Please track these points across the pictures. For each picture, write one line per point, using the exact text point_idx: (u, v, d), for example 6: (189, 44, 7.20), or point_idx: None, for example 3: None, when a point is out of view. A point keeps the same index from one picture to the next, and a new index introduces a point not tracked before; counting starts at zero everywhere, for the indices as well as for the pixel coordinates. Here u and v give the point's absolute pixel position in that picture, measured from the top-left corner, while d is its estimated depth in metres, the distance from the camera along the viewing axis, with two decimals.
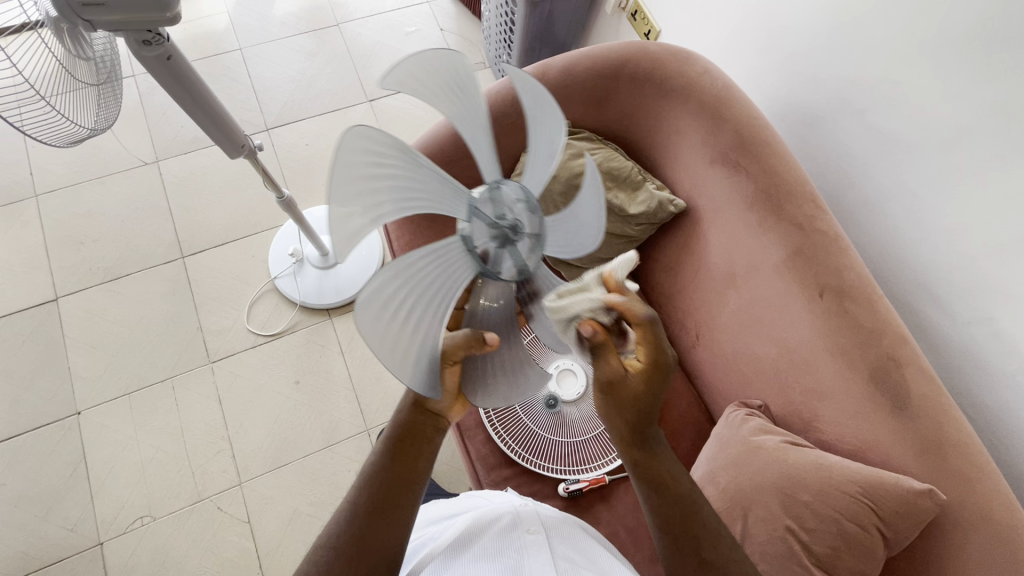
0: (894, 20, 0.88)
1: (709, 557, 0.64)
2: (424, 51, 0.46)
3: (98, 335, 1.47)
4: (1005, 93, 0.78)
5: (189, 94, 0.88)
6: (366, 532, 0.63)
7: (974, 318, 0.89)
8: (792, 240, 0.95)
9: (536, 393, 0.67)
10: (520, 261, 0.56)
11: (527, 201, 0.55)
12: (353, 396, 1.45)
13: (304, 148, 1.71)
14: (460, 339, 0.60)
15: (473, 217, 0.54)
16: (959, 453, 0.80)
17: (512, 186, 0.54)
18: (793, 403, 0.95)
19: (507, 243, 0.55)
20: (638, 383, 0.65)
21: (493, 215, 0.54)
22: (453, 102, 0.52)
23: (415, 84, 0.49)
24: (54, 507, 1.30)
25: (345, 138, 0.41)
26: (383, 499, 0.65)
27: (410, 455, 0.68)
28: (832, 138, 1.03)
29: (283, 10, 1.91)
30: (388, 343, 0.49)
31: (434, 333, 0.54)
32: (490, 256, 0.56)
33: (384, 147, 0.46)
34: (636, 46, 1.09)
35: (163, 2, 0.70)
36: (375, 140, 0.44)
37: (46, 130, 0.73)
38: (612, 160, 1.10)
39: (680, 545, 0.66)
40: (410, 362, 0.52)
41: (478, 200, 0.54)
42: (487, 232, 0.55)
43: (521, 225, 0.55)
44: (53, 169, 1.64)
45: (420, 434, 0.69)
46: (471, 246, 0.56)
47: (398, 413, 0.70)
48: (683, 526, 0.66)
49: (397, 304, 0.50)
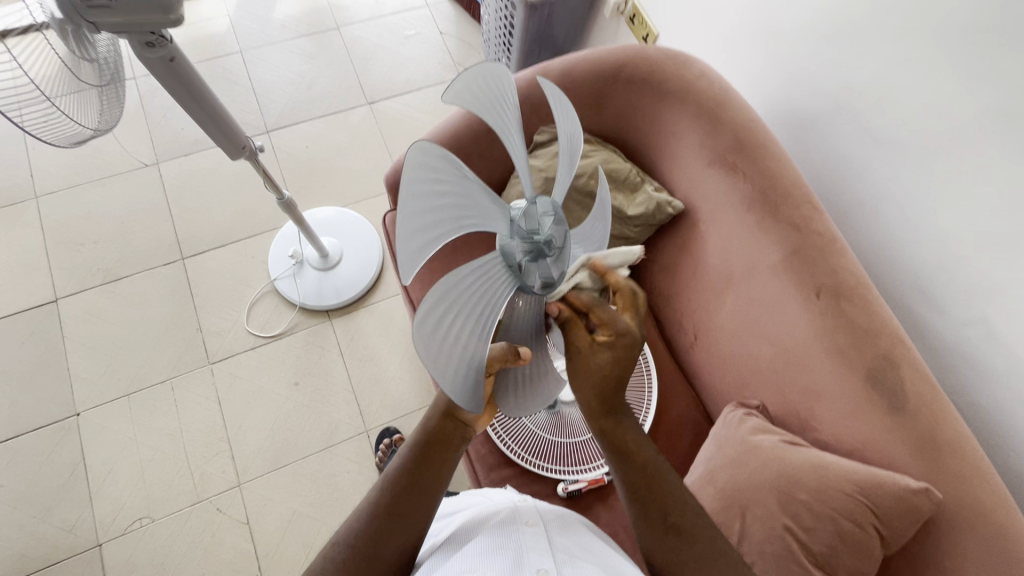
0: (889, 23, 0.89)
1: (676, 522, 0.68)
2: (480, 66, 0.50)
3: (97, 336, 1.47)
4: (998, 95, 0.79)
5: (192, 96, 0.88)
6: (387, 534, 0.64)
7: (970, 319, 0.90)
8: (788, 241, 0.96)
9: (550, 398, 0.72)
10: (550, 275, 0.59)
11: (554, 214, 0.58)
12: (352, 397, 1.45)
13: (304, 150, 1.72)
14: (497, 351, 0.60)
15: (511, 231, 0.56)
16: (952, 451, 0.81)
17: (544, 201, 0.57)
18: (790, 403, 0.95)
19: (541, 257, 0.57)
20: (601, 354, 0.64)
21: (527, 229, 0.56)
22: (501, 112, 0.55)
23: (468, 99, 0.52)
24: (52, 508, 1.30)
25: (410, 152, 0.44)
26: (405, 503, 0.66)
27: (434, 463, 0.69)
28: (828, 140, 1.04)
29: (283, 13, 1.92)
30: (434, 354, 0.48)
31: (479, 349, 0.52)
32: (524, 270, 0.57)
33: (442, 163, 0.47)
34: (634, 50, 1.11)
35: (166, 5, 0.71)
36: (433, 156, 0.46)
37: (50, 131, 0.73)
38: (610, 162, 1.11)
39: (648, 514, 0.68)
40: (455, 376, 0.50)
41: (514, 216, 0.56)
42: (523, 247, 0.56)
43: (552, 239, 0.58)
44: (53, 170, 1.64)
45: (448, 442, 0.70)
46: (511, 261, 0.56)
47: (427, 420, 0.71)
48: (649, 493, 0.69)
49: (444, 317, 0.49)
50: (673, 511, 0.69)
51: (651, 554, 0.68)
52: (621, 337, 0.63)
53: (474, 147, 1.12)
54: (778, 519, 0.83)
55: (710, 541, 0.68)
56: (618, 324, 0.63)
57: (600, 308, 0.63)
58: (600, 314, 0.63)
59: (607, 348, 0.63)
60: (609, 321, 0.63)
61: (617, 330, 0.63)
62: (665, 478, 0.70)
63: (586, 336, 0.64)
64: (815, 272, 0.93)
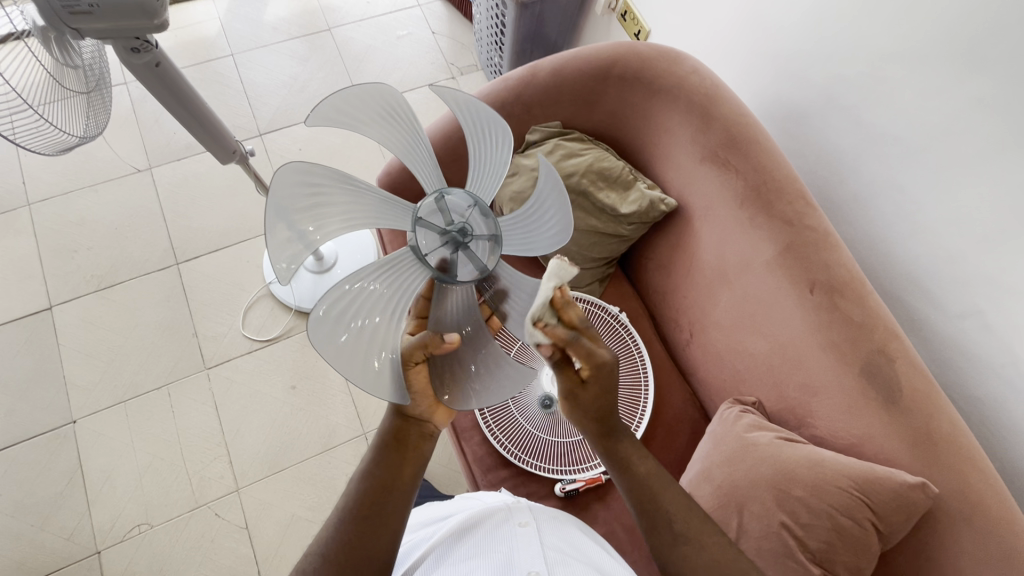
0: (878, 17, 0.89)
1: (682, 530, 0.69)
2: (357, 86, 0.52)
3: (93, 343, 1.47)
4: (988, 88, 0.79)
5: (179, 102, 0.88)
6: (362, 534, 0.64)
7: (964, 312, 0.89)
8: (781, 237, 0.96)
9: (519, 385, 0.65)
10: (479, 263, 0.61)
11: (476, 206, 0.62)
12: (350, 400, 1.45)
13: (298, 153, 1.71)
14: (416, 341, 0.61)
15: (419, 226, 0.60)
16: (950, 445, 0.81)
17: (456, 194, 0.61)
18: (787, 398, 0.95)
19: (459, 246, 0.60)
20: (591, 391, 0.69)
21: (443, 224, 0.61)
22: (394, 126, 0.60)
23: (350, 113, 0.55)
24: (51, 516, 1.30)
25: (281, 173, 0.48)
26: (371, 505, 0.65)
27: (395, 462, 0.68)
28: (819, 135, 1.04)
29: (274, 15, 1.91)
30: (347, 353, 0.54)
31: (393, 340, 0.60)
32: (445, 263, 0.61)
33: (321, 176, 0.53)
34: (624, 46, 1.10)
35: (151, 10, 0.71)
36: (311, 171, 0.52)
37: (36, 139, 0.73)
38: (601, 160, 1.10)
39: (654, 522, 0.70)
40: (376, 370, 0.56)
41: (422, 212, 0.60)
42: (438, 240, 0.60)
43: (469, 228, 0.61)
44: (45, 177, 1.63)
45: (406, 441, 0.69)
46: (421, 255, 0.60)
47: (383, 420, 0.70)
48: (651, 504, 0.71)
49: (351, 320, 0.56)
50: (678, 520, 0.70)
51: (655, 547, 0.69)
52: (603, 368, 0.68)
53: (464, 148, 1.12)
54: (776, 516, 0.82)
55: (704, 544, 0.68)
56: (598, 354, 0.67)
57: (578, 346, 0.66)
58: (578, 349, 0.66)
59: (593, 382, 0.69)
60: (587, 355, 0.67)
61: (596, 365, 0.68)
62: (662, 486, 0.72)
63: (573, 375, 0.70)
64: (809, 267, 0.93)
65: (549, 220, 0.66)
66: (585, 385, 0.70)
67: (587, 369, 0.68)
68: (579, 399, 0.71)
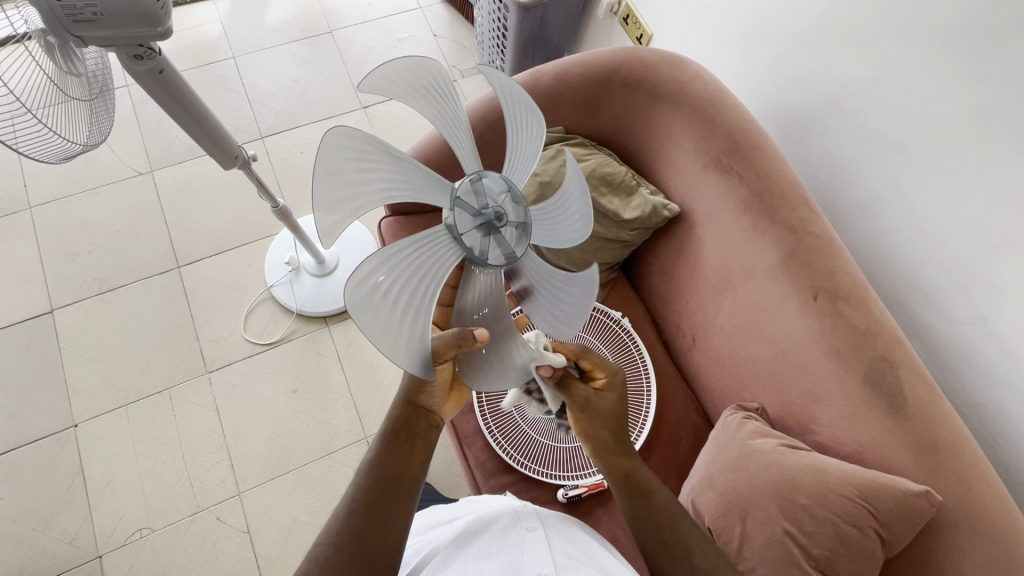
0: (882, 22, 0.88)
1: (701, 563, 0.69)
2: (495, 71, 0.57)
3: (94, 347, 1.46)
4: (992, 94, 0.79)
5: (183, 109, 0.88)
6: (373, 522, 0.64)
7: (966, 317, 0.89)
8: (785, 243, 0.96)
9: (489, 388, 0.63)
10: (507, 249, 0.61)
11: (510, 191, 0.60)
12: (351, 404, 1.45)
13: (299, 156, 1.72)
14: (449, 339, 0.60)
15: (456, 205, 0.58)
16: (953, 451, 0.81)
17: (494, 175, 0.59)
18: (789, 405, 0.95)
19: (492, 230, 0.59)
20: (609, 399, 0.77)
21: (477, 205, 0.59)
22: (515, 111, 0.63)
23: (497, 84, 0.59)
24: (52, 520, 1.30)
25: (420, 57, 0.53)
26: (382, 492, 0.66)
27: (404, 449, 0.69)
28: (822, 140, 1.04)
29: (276, 18, 1.91)
30: (376, 316, 0.51)
31: (421, 330, 0.56)
32: (476, 244, 0.60)
33: (427, 82, 0.56)
34: (627, 51, 1.10)
35: (155, 18, 0.71)
36: (428, 71, 0.55)
37: (39, 147, 0.73)
38: (605, 166, 1.10)
39: (672, 555, 0.70)
40: (403, 346, 0.53)
41: (461, 192, 0.59)
42: (472, 222, 0.59)
43: (504, 213, 0.60)
44: (46, 180, 1.63)
45: (415, 430, 0.71)
46: (455, 233, 0.59)
47: (391, 410, 0.72)
48: (670, 538, 0.71)
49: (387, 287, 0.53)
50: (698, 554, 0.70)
51: (650, 558, 0.71)
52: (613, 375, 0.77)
53: None
54: (780, 524, 0.82)
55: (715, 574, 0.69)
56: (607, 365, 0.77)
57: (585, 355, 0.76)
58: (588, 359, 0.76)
59: (610, 388, 0.77)
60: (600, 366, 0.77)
61: (610, 372, 0.77)
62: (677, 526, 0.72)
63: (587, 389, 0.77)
64: (813, 274, 0.93)
65: (567, 310, 0.68)
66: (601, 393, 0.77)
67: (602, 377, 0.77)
68: (597, 406, 0.77)
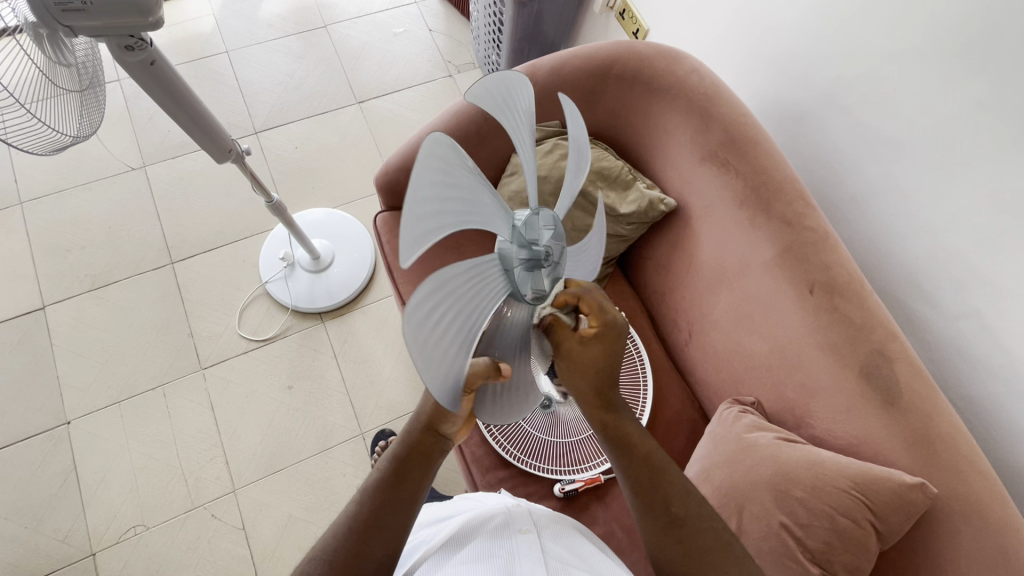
0: (880, 18, 0.88)
1: (679, 514, 0.67)
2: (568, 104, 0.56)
3: (87, 343, 1.45)
4: (988, 89, 0.79)
5: (174, 102, 0.87)
6: (368, 549, 0.64)
7: (962, 312, 0.90)
8: (781, 238, 0.96)
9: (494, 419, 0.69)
10: (542, 288, 0.59)
11: (554, 230, 0.59)
12: (347, 400, 1.44)
13: (293, 151, 1.71)
14: (481, 367, 0.58)
15: (513, 235, 0.54)
16: (949, 444, 0.82)
17: (546, 214, 0.57)
18: (785, 399, 0.95)
19: (536, 267, 0.57)
20: (594, 350, 0.63)
21: (528, 238, 0.56)
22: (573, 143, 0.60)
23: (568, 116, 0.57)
24: (44, 518, 1.29)
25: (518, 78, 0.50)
26: (377, 518, 0.65)
27: (410, 475, 0.68)
28: (820, 135, 1.04)
29: (270, 12, 1.90)
30: (428, 348, 0.45)
31: (463, 360, 0.49)
32: (519, 277, 0.55)
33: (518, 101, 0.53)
34: (624, 46, 1.09)
35: (145, 8, 0.70)
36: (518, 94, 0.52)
37: (30, 140, 0.72)
38: (601, 160, 1.10)
39: (649, 504, 0.68)
40: (442, 379, 0.47)
41: (517, 222, 0.55)
42: (521, 255, 0.55)
43: (549, 252, 0.58)
44: (36, 175, 1.61)
45: (426, 456, 0.70)
46: (507, 265, 0.54)
47: (408, 431, 0.70)
48: (650, 487, 0.68)
49: (439, 316, 0.46)
50: (676, 503, 0.68)
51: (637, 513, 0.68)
52: (611, 326, 0.63)
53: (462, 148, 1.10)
54: (776, 517, 0.82)
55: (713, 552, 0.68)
56: (608, 314, 0.62)
57: (588, 296, 0.62)
58: (587, 302, 0.62)
59: (597, 342, 0.63)
60: (598, 310, 0.62)
61: (607, 321, 0.62)
62: (661, 474, 0.69)
63: (575, 334, 0.62)
64: (808, 268, 0.93)
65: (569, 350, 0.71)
66: (586, 342, 0.62)
67: (595, 324, 0.62)
68: (579, 359, 0.63)
